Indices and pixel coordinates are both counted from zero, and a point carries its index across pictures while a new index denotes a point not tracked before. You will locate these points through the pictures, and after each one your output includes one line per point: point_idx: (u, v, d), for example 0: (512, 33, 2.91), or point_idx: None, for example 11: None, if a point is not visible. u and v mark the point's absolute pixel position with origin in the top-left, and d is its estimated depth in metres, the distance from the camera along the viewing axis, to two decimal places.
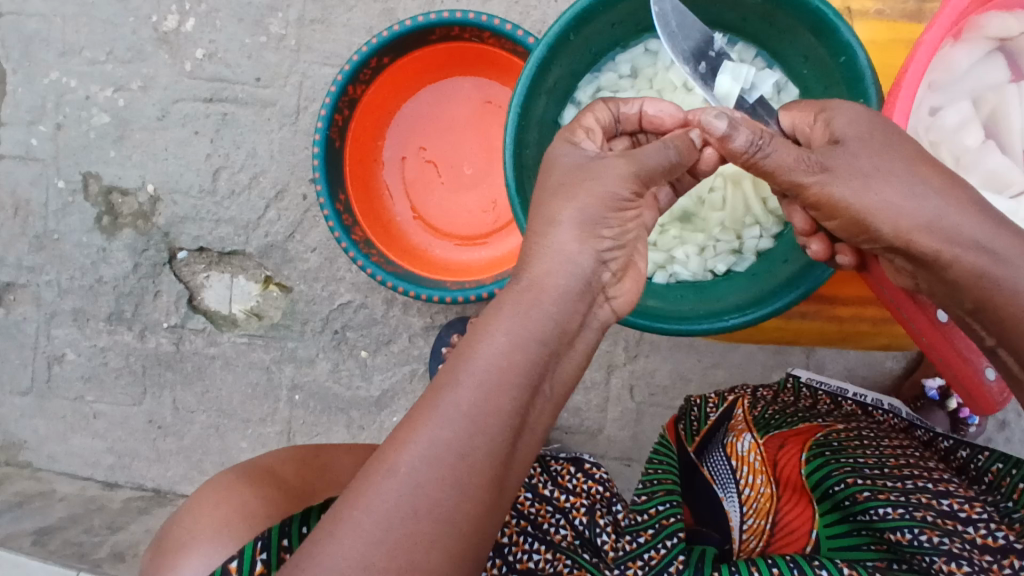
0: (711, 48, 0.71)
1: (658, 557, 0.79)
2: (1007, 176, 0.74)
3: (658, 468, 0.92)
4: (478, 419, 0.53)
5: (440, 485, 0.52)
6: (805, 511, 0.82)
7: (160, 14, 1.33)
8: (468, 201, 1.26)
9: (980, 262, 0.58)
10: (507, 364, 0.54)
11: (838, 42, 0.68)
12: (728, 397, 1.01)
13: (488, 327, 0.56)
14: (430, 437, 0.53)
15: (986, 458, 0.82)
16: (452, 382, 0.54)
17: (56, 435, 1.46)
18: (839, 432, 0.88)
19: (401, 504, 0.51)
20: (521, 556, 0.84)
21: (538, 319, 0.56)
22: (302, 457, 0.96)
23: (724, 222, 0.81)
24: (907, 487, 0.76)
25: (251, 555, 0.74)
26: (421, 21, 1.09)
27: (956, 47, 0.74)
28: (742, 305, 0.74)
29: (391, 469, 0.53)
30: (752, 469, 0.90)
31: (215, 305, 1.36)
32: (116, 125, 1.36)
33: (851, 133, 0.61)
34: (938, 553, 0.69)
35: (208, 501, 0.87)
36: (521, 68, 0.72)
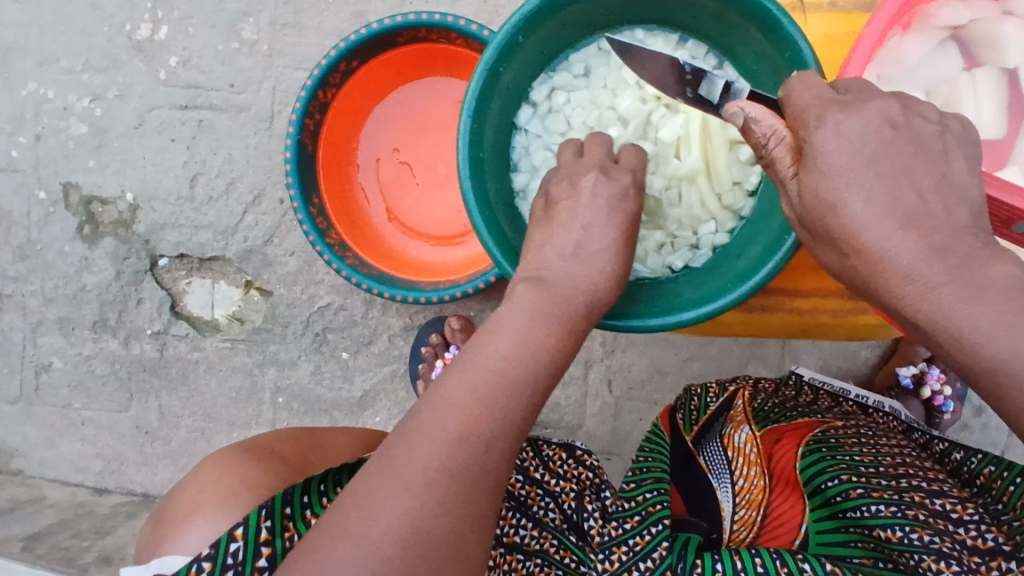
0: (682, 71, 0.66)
1: (642, 543, 0.77)
2: None
3: (648, 455, 0.91)
4: (516, 383, 0.59)
5: (486, 439, 0.56)
6: (796, 505, 0.82)
7: (134, 23, 1.33)
8: (443, 202, 1.26)
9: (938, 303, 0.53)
10: (548, 346, 0.61)
11: (784, 38, 0.68)
12: (728, 388, 1.00)
13: (523, 311, 0.63)
14: (478, 405, 0.57)
15: (979, 460, 0.85)
16: (498, 357, 0.59)
17: (45, 442, 1.48)
18: (836, 429, 0.90)
19: (451, 455, 0.54)
20: (508, 529, 0.85)
21: (573, 308, 0.64)
22: (298, 437, 0.98)
23: (681, 218, 0.81)
24: (901, 486, 0.77)
25: (257, 522, 0.72)
26: (388, 23, 1.09)
27: (907, 37, 0.75)
28: (701, 299, 0.74)
29: (442, 431, 0.55)
30: (748, 460, 0.89)
31: (198, 310, 1.37)
32: (94, 134, 1.37)
33: (838, 139, 0.54)
34: (927, 551, 0.70)
35: (211, 474, 0.87)
36: (473, 70, 0.73)
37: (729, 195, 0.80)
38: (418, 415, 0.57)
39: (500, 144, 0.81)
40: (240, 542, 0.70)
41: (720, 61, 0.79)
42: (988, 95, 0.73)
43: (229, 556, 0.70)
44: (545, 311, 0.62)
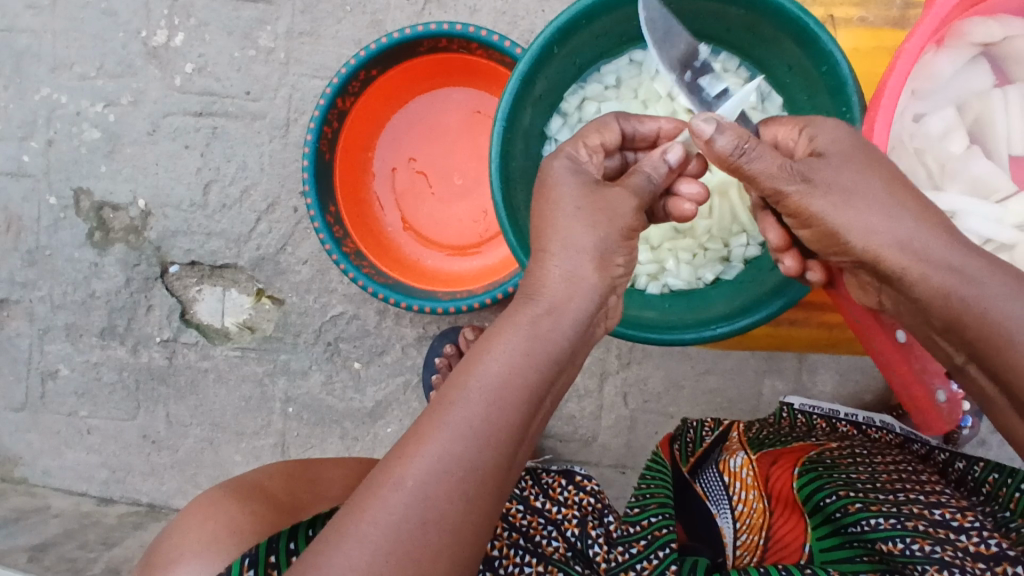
0: (695, 60, 0.73)
1: (651, 566, 0.78)
2: (992, 182, 0.74)
3: (650, 484, 0.91)
4: (489, 434, 0.54)
5: (449, 496, 0.52)
6: (797, 526, 0.82)
7: (150, 29, 1.33)
8: (459, 212, 1.26)
9: (948, 282, 0.57)
10: (521, 376, 0.56)
11: (821, 52, 0.68)
12: (723, 423, 1.04)
13: (498, 341, 0.58)
14: (439, 449, 0.53)
15: (983, 467, 0.83)
16: (465, 395, 0.55)
17: (51, 450, 1.46)
18: (832, 450, 0.90)
19: (410, 516, 0.51)
20: (512, 569, 0.81)
21: (548, 337, 0.59)
22: (291, 471, 0.95)
23: (710, 230, 0.82)
24: (899, 499, 0.76)
25: (239, 571, 0.73)
26: (408, 33, 1.09)
27: (940, 54, 0.73)
28: (730, 315, 0.75)
29: (399, 479, 0.53)
30: (744, 485, 0.90)
31: (208, 318, 1.36)
32: (107, 140, 1.36)
33: (834, 149, 0.62)
34: (930, 561, 0.68)
35: (194, 519, 0.86)
36: (505, 81, 0.72)
37: None
38: (386, 466, 0.54)
39: (530, 153, 0.81)
40: None
41: (751, 74, 0.80)
42: (1017, 112, 0.73)
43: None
44: (520, 340, 0.58)
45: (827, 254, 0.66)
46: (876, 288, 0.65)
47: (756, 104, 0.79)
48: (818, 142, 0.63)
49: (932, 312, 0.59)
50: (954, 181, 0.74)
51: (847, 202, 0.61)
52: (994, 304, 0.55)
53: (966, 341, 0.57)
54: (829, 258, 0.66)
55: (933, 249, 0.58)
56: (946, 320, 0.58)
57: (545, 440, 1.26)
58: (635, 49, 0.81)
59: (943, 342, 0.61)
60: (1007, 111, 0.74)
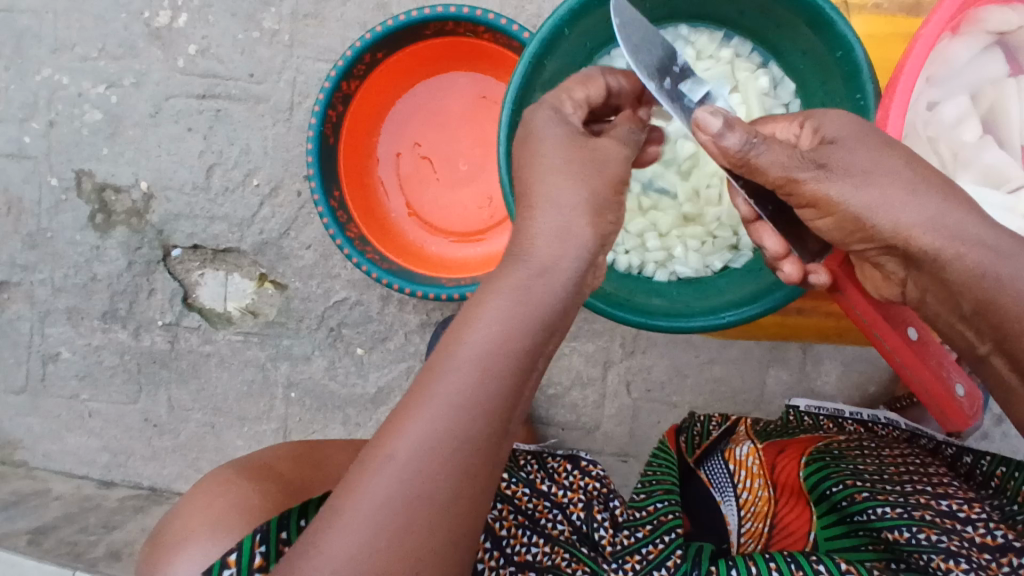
0: (673, 64, 0.66)
1: (655, 552, 0.78)
2: (1004, 171, 0.73)
3: (656, 471, 0.90)
4: (476, 404, 0.54)
5: (439, 468, 0.53)
6: (803, 514, 0.82)
7: (152, 10, 1.32)
8: (464, 198, 1.25)
9: (982, 261, 0.56)
10: (511, 342, 0.55)
11: (835, 37, 0.67)
12: (730, 417, 1.02)
13: (485, 307, 0.57)
14: (430, 424, 0.53)
15: (990, 461, 0.83)
16: (454, 366, 0.55)
17: (51, 433, 1.46)
18: (840, 442, 0.90)
19: (402, 489, 0.53)
20: (518, 548, 0.81)
21: (541, 302, 0.57)
22: (300, 454, 0.95)
23: (720, 217, 0.81)
24: (907, 490, 0.76)
25: (250, 548, 0.73)
26: (415, 15, 1.07)
27: (955, 41, 0.73)
28: (740, 302, 0.75)
29: (391, 453, 0.54)
30: (750, 473, 0.89)
31: (211, 302, 1.35)
32: (109, 122, 1.35)
33: (843, 133, 0.61)
34: (936, 550, 0.69)
35: (207, 494, 0.85)
36: (515, 63, 0.71)
37: None
38: (378, 438, 0.55)
39: None
40: (231, 569, 0.73)
41: (764, 60, 0.79)
42: None
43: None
44: (509, 306, 0.56)
45: (849, 243, 0.64)
46: (899, 276, 0.64)
47: (767, 91, 0.78)
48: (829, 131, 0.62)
49: (961, 295, 0.59)
50: (967, 171, 0.73)
51: (869, 183, 0.59)
52: None
53: (1000, 326, 0.57)
54: (851, 247, 0.65)
55: (965, 226, 0.57)
56: (978, 305, 0.58)
57: (548, 428, 1.26)
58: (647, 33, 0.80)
59: (967, 330, 0.61)
60: (1020, 98, 0.72)
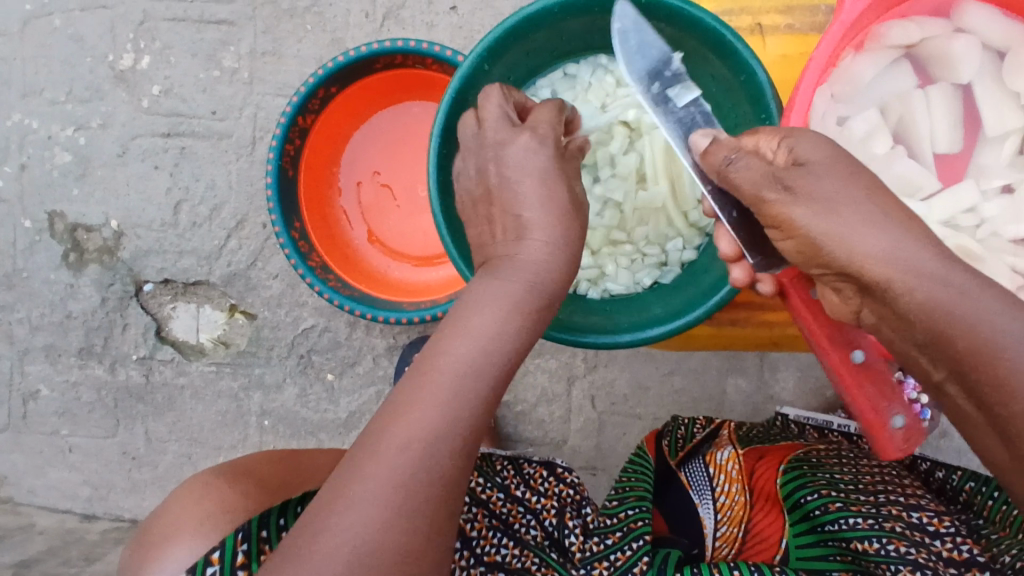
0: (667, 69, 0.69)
1: (624, 558, 0.83)
2: (917, 180, 0.76)
3: (630, 477, 0.95)
4: (474, 392, 0.61)
5: (442, 449, 0.59)
6: (774, 523, 0.87)
7: (116, 53, 1.35)
8: (424, 223, 1.28)
9: (933, 296, 0.56)
10: (505, 342, 0.63)
11: (737, 61, 0.70)
12: (715, 420, 1.05)
13: (478, 312, 0.63)
14: (437, 412, 0.59)
15: (961, 477, 0.90)
16: (456, 362, 0.61)
17: (34, 469, 1.48)
18: (819, 450, 0.95)
19: (408, 469, 0.58)
20: (488, 549, 0.84)
21: (531, 311, 0.64)
22: (276, 461, 0.97)
23: (648, 235, 0.83)
24: (880, 501, 0.81)
25: (233, 545, 0.76)
26: (363, 50, 1.11)
27: (861, 57, 0.76)
28: (664, 317, 0.78)
29: (398, 445, 0.58)
30: (729, 477, 0.93)
31: (183, 335, 1.38)
32: (78, 163, 1.38)
33: (816, 157, 0.60)
34: (903, 561, 0.74)
35: (186, 497, 0.88)
36: (439, 100, 0.74)
37: (694, 212, 0.82)
38: (381, 423, 0.60)
39: None
40: (215, 566, 0.74)
41: None
42: (939, 110, 0.76)
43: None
44: (505, 311, 0.63)
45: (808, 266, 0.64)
46: (855, 303, 0.64)
47: None
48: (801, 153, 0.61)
49: (915, 324, 0.58)
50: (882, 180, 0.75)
51: (828, 212, 0.59)
52: (981, 320, 0.55)
53: (950, 358, 0.57)
54: (812, 269, 0.64)
55: (919, 259, 0.57)
56: (930, 336, 0.57)
57: (516, 444, 1.28)
58: (568, 63, 0.83)
59: (923, 358, 0.60)
60: (925, 111, 0.76)
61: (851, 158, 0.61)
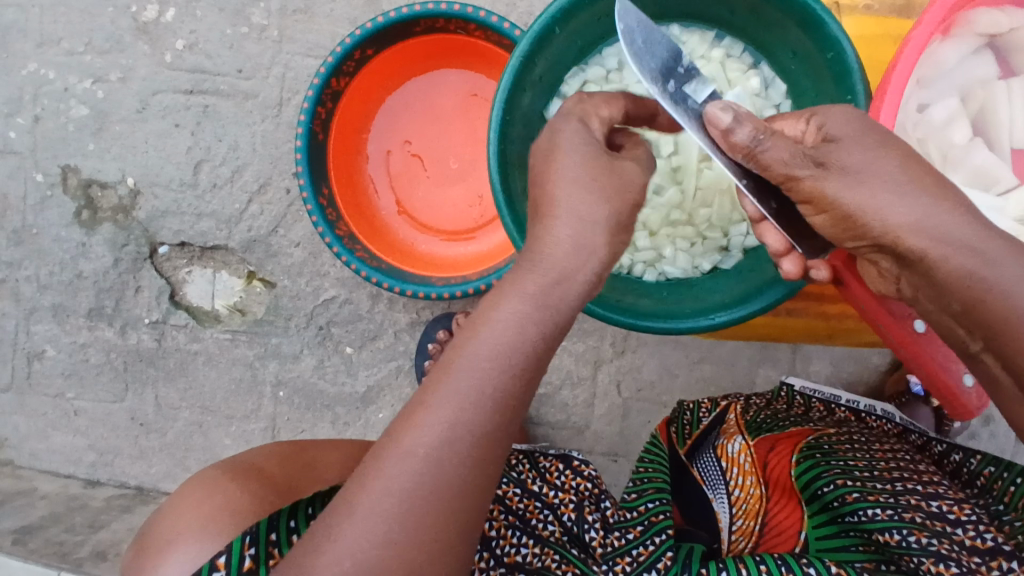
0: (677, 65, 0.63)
1: (646, 552, 0.77)
2: (995, 173, 0.73)
3: (647, 468, 0.90)
4: (494, 400, 0.56)
5: (457, 462, 0.55)
6: (793, 514, 0.82)
7: (139, 4, 1.30)
8: (454, 196, 1.24)
9: (969, 264, 0.55)
10: (525, 340, 0.56)
11: (827, 38, 0.67)
12: (720, 402, 1.00)
13: (498, 307, 0.57)
14: (447, 415, 0.55)
15: (979, 460, 0.82)
16: (472, 362, 0.56)
17: (36, 432, 1.44)
18: (830, 435, 0.88)
19: (421, 481, 0.54)
20: (509, 549, 0.82)
21: (554, 305, 0.57)
22: (291, 451, 0.94)
23: (711, 218, 0.81)
24: (897, 489, 0.75)
25: (239, 550, 0.70)
26: (405, 12, 1.06)
27: (945, 43, 0.73)
28: (727, 305, 0.75)
29: (412, 457, 0.55)
30: (742, 470, 0.88)
31: (198, 300, 1.34)
32: (95, 117, 1.33)
33: (846, 131, 0.60)
34: (926, 554, 0.69)
35: (194, 496, 0.85)
36: (506, 60, 0.71)
37: None
38: (395, 431, 0.57)
39: (529, 138, 0.80)
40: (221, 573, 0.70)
41: (754, 60, 0.79)
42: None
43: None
44: (523, 309, 0.56)
45: (840, 241, 0.63)
46: (893, 273, 0.63)
47: (759, 91, 0.78)
48: (829, 130, 0.60)
49: (951, 294, 0.57)
50: (958, 172, 0.73)
51: (861, 183, 0.58)
52: (1018, 284, 0.54)
53: (986, 325, 0.56)
54: (843, 243, 0.64)
55: (951, 225, 0.56)
56: (965, 304, 0.57)
57: (538, 427, 1.26)
58: None
59: (958, 326, 0.60)
60: (1009, 101, 0.72)
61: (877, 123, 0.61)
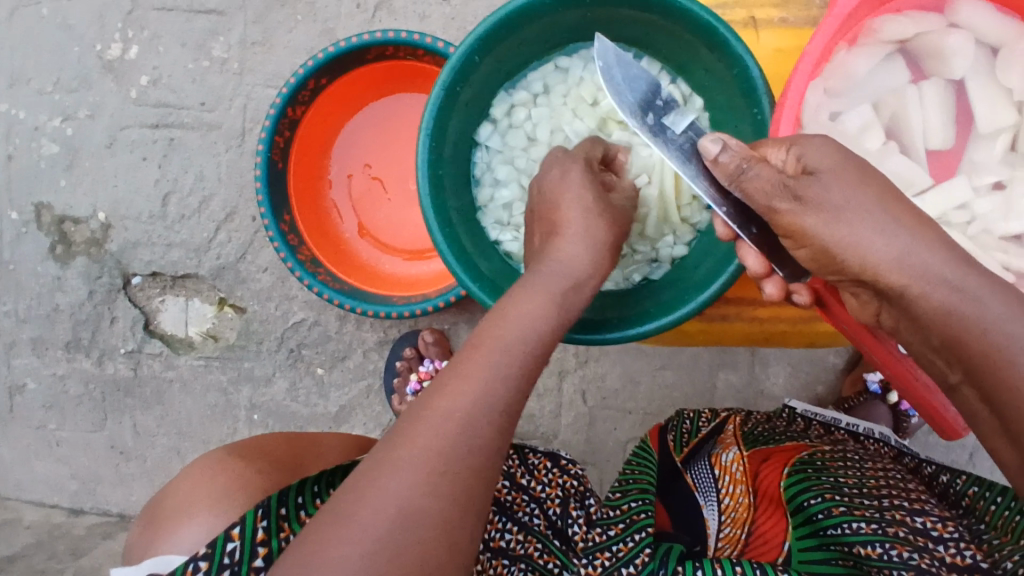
0: (658, 98, 0.69)
1: (625, 549, 0.78)
2: (908, 177, 0.75)
3: (635, 469, 0.92)
4: (523, 376, 0.58)
5: (493, 427, 0.55)
6: (779, 523, 0.83)
7: (104, 43, 1.34)
8: (415, 216, 1.27)
9: (948, 300, 0.54)
10: (549, 330, 0.61)
11: (731, 55, 0.70)
12: (720, 415, 1.06)
13: (522, 298, 0.62)
14: (484, 383, 0.56)
15: (964, 481, 0.84)
16: (504, 340, 0.59)
17: (20, 463, 1.47)
18: (823, 452, 0.91)
19: (459, 440, 0.53)
20: (494, 533, 0.83)
21: (569, 307, 0.64)
22: (289, 438, 0.96)
23: (642, 231, 0.83)
24: (884, 505, 0.77)
25: (251, 523, 0.67)
26: (354, 41, 1.10)
27: (853, 53, 0.76)
28: (654, 312, 0.77)
29: (450, 419, 0.54)
30: (733, 479, 0.92)
31: (172, 328, 1.37)
32: (65, 154, 1.37)
33: (825, 165, 0.58)
34: (906, 567, 0.68)
35: (203, 474, 0.85)
36: (429, 89, 0.74)
37: (687, 208, 0.82)
38: (426, 400, 0.56)
39: (461, 161, 0.82)
40: (235, 544, 0.66)
41: (672, 78, 0.82)
42: (931, 108, 0.75)
43: (225, 556, 0.66)
44: (546, 301, 0.62)
45: (824, 274, 0.63)
46: (874, 306, 0.62)
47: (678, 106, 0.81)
48: (809, 161, 0.59)
49: (929, 328, 0.56)
50: None
51: (839, 220, 0.57)
52: (1000, 321, 0.52)
53: (961, 359, 0.54)
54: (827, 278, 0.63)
55: (930, 262, 0.54)
56: (945, 339, 0.55)
57: None
58: (560, 55, 0.83)
59: (937, 359, 0.58)
60: (917, 106, 0.75)
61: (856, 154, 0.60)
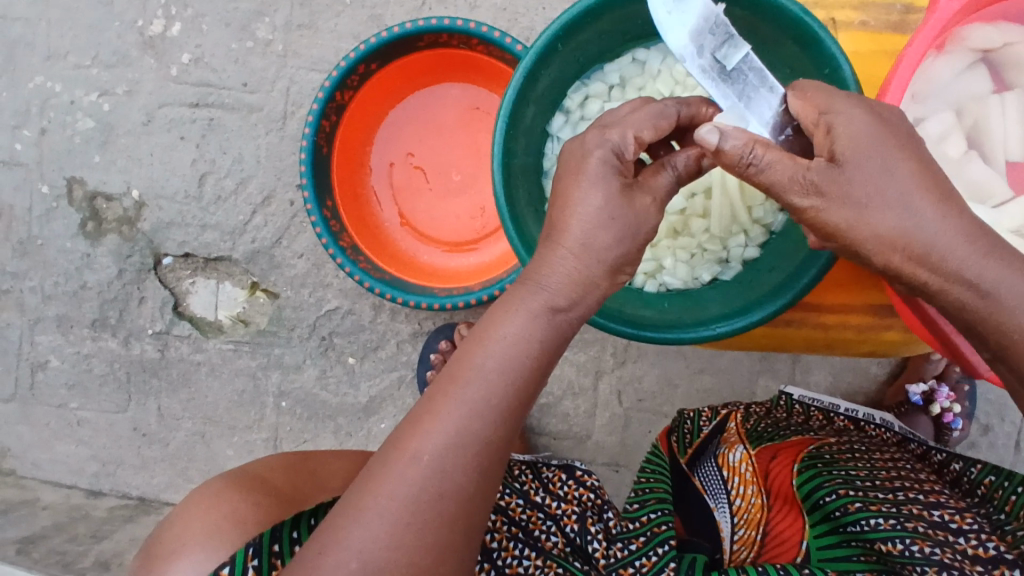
0: (713, 29, 0.64)
1: (649, 563, 0.77)
2: (988, 186, 0.74)
3: (649, 478, 0.91)
4: (499, 410, 0.58)
5: (463, 468, 0.57)
6: (795, 522, 0.81)
7: (146, 19, 1.32)
8: (456, 208, 1.26)
9: (967, 294, 0.56)
10: (531, 355, 0.60)
11: (824, 55, 0.69)
12: (721, 411, 1.01)
13: (503, 322, 0.60)
14: (454, 425, 0.58)
15: (979, 469, 0.82)
16: (479, 372, 0.59)
17: (40, 442, 1.45)
18: (830, 445, 0.89)
19: (427, 486, 0.56)
20: (510, 561, 0.81)
21: (557, 325, 0.61)
22: (291, 463, 0.94)
23: (712, 230, 0.83)
24: (899, 499, 0.76)
25: (242, 562, 0.72)
26: (409, 27, 1.08)
27: (939, 59, 0.74)
28: (727, 315, 0.75)
29: (417, 465, 0.57)
30: (743, 480, 0.88)
31: (201, 311, 1.35)
32: (101, 130, 1.35)
33: (850, 153, 0.56)
34: (929, 562, 0.68)
35: (196, 509, 0.84)
36: (510, 75, 0.72)
37: (759, 209, 0.81)
38: (400, 439, 0.59)
39: (532, 151, 0.81)
40: None
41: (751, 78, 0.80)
42: (1016, 118, 0.74)
43: None
44: (529, 326, 0.60)
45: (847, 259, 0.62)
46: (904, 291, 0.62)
47: None
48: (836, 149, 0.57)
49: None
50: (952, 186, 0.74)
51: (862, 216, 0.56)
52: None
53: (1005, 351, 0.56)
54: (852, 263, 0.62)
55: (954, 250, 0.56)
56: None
57: (540, 437, 1.27)
58: (637, 48, 0.82)
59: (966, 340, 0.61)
60: (1002, 116, 0.74)
61: (891, 127, 0.58)
